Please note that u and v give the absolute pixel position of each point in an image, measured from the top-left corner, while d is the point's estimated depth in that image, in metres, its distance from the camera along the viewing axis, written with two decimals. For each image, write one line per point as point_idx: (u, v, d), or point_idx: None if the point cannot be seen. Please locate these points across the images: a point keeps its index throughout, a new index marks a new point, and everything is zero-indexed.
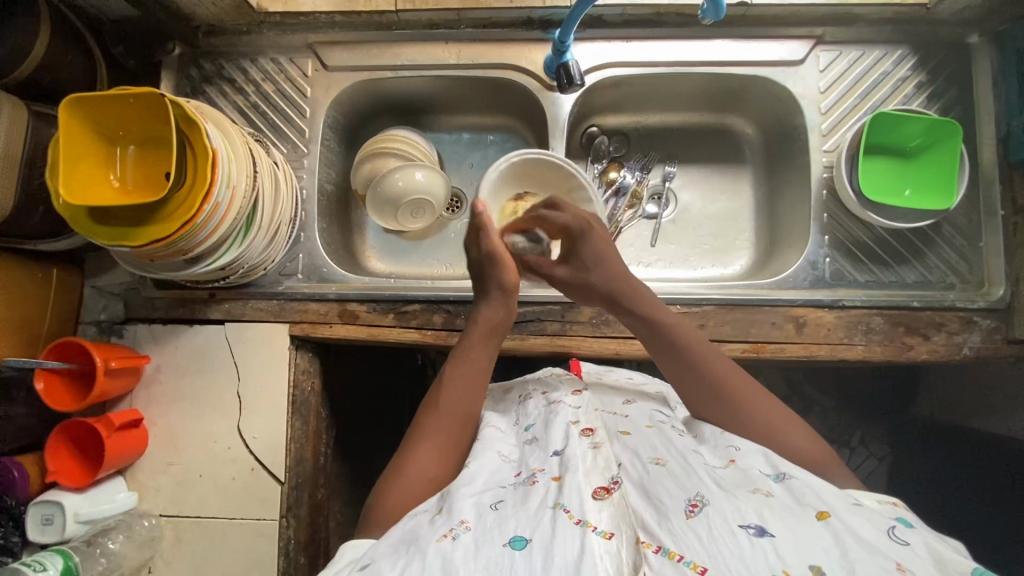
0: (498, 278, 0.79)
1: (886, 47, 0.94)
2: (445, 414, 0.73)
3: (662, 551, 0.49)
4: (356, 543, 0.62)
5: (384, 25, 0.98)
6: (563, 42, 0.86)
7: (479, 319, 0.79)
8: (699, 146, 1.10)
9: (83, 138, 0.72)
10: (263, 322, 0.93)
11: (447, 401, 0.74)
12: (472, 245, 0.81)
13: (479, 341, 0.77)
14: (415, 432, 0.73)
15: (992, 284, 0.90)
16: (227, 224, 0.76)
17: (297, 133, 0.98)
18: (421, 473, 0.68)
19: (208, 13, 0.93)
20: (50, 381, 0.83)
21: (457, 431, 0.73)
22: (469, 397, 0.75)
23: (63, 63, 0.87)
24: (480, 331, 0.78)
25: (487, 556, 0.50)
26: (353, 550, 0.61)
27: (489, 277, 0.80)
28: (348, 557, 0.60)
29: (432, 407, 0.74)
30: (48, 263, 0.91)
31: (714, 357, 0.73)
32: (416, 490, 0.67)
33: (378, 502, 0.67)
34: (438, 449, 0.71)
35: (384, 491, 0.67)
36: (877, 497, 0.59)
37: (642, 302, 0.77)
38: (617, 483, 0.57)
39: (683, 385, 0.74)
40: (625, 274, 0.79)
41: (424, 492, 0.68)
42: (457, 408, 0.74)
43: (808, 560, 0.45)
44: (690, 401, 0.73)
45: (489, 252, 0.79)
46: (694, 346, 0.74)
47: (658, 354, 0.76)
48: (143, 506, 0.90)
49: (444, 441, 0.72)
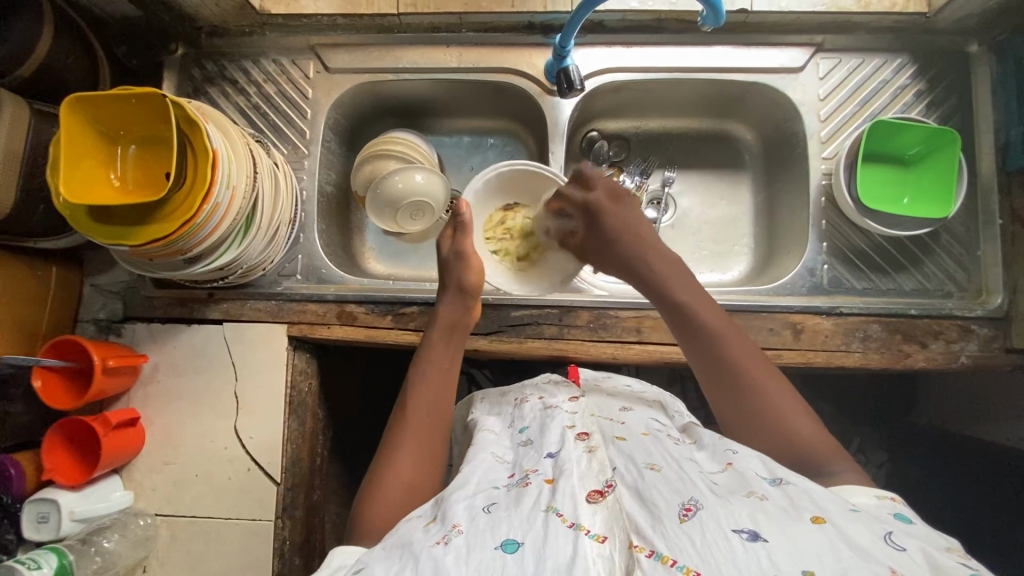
0: (458, 278, 0.81)
1: (886, 55, 0.95)
2: (417, 417, 0.73)
3: (655, 555, 0.48)
4: (342, 552, 0.61)
5: (387, 28, 0.98)
6: (563, 47, 0.87)
7: (440, 317, 0.81)
8: (699, 152, 1.10)
9: (85, 138, 0.72)
10: (261, 323, 0.93)
11: (419, 404, 0.74)
12: (444, 240, 0.85)
13: (440, 337, 0.79)
14: (391, 439, 0.72)
15: (990, 293, 0.90)
16: (225, 224, 0.77)
17: (298, 135, 0.98)
18: (400, 480, 0.68)
19: (211, 14, 0.93)
20: (47, 378, 0.84)
21: (430, 433, 0.73)
22: (439, 398, 0.75)
23: (66, 62, 0.87)
24: (439, 331, 0.80)
25: (478, 559, 0.50)
26: (344, 555, 0.61)
27: (450, 275, 0.82)
28: (337, 562, 0.60)
29: (403, 413, 0.74)
30: (49, 261, 0.91)
31: (729, 331, 0.73)
32: (397, 497, 0.67)
33: (360, 516, 0.66)
34: (416, 455, 0.71)
35: (364, 504, 0.67)
36: (875, 493, 0.59)
37: (656, 271, 0.79)
38: (611, 487, 0.57)
39: (697, 358, 0.74)
40: (648, 251, 0.81)
41: (405, 497, 0.67)
42: (428, 410, 0.74)
43: (801, 564, 0.45)
44: (702, 373, 0.73)
45: (457, 252, 0.82)
46: (711, 315, 0.74)
47: (672, 325, 0.77)
48: (139, 505, 0.90)
49: (421, 445, 0.72)
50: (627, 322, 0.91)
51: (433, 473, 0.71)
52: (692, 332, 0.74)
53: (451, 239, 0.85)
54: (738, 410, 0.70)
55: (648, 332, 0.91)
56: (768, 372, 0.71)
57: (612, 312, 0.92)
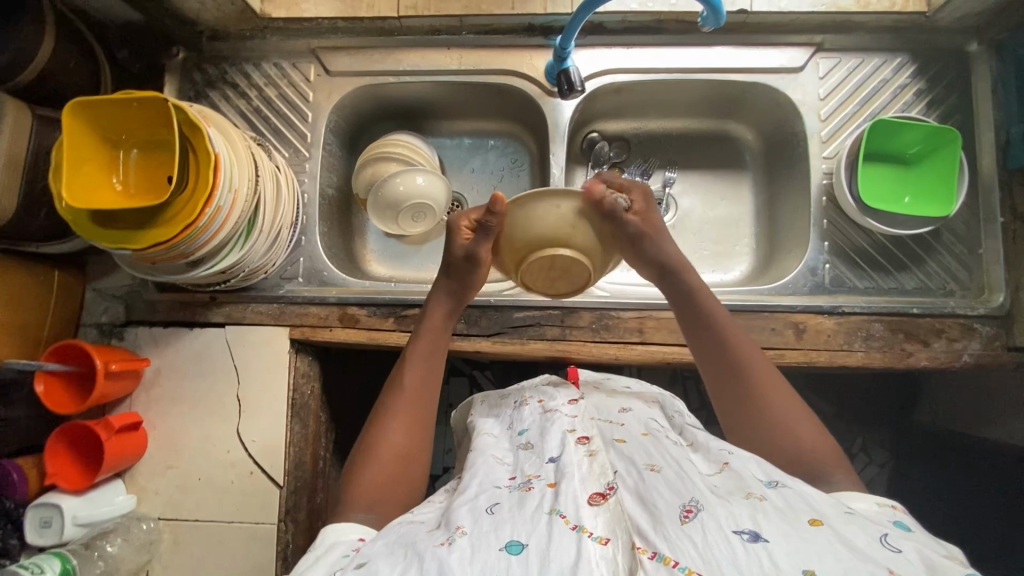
0: (468, 279, 0.78)
1: (885, 55, 0.95)
2: (410, 393, 0.73)
3: (657, 557, 0.48)
4: (337, 527, 0.62)
5: (387, 31, 0.98)
6: (564, 48, 0.87)
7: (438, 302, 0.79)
8: (701, 152, 1.10)
9: (87, 141, 0.72)
10: (264, 325, 0.93)
11: (413, 383, 0.74)
12: (461, 236, 0.76)
13: (438, 324, 0.78)
14: (382, 409, 0.73)
15: (992, 290, 0.90)
16: (227, 228, 0.77)
17: (299, 138, 0.99)
18: (392, 452, 0.69)
19: (213, 19, 0.94)
20: (50, 384, 0.84)
21: (422, 410, 0.73)
22: (434, 374, 0.76)
23: (68, 67, 0.87)
24: (438, 316, 0.78)
25: (482, 560, 0.50)
26: (336, 532, 0.61)
27: (458, 276, 0.78)
28: (331, 538, 0.60)
29: (398, 386, 0.74)
30: (51, 265, 0.91)
31: (741, 337, 0.74)
32: (388, 471, 0.68)
33: (351, 487, 0.67)
34: (410, 430, 0.71)
35: (355, 477, 0.68)
36: (874, 500, 0.59)
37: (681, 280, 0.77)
38: (613, 489, 0.57)
39: (711, 372, 0.74)
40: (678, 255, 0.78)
41: (397, 470, 0.69)
42: (421, 388, 0.74)
43: (801, 564, 0.45)
44: (716, 392, 0.74)
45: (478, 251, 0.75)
46: (721, 319, 0.75)
47: (694, 328, 0.76)
48: (142, 509, 0.90)
49: (415, 421, 0.72)
50: (629, 323, 0.91)
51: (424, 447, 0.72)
52: (702, 334, 0.75)
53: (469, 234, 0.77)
54: (730, 402, 0.72)
55: (650, 333, 0.91)
56: (751, 372, 0.71)
57: (614, 313, 0.92)
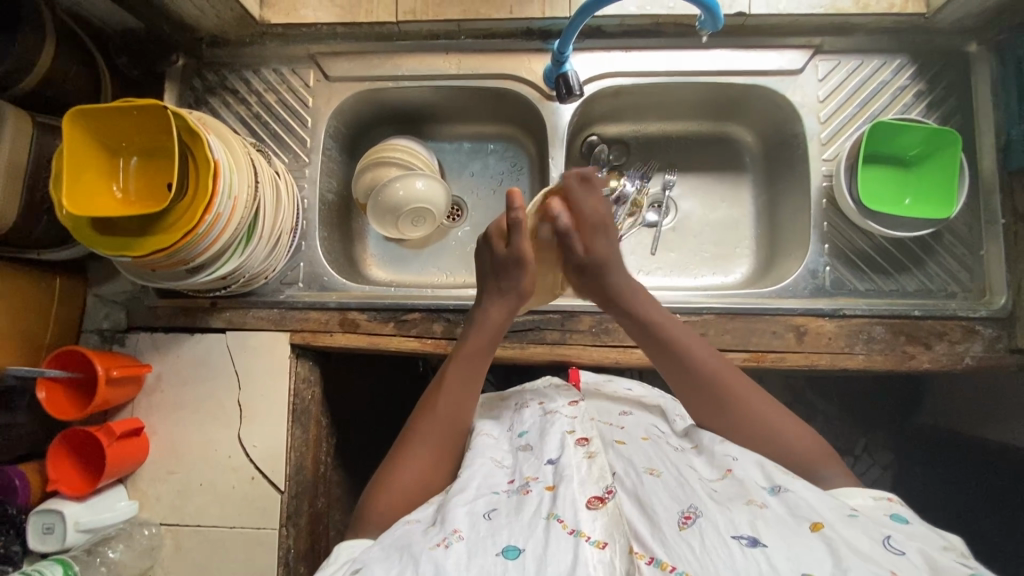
0: (516, 284, 0.78)
1: (884, 57, 0.95)
2: (444, 416, 0.74)
3: (655, 562, 0.49)
4: (350, 544, 0.63)
5: (385, 36, 0.98)
6: (562, 53, 0.87)
7: (488, 319, 0.78)
8: (699, 154, 1.10)
9: (87, 151, 0.72)
10: (264, 330, 0.93)
11: (448, 406, 0.74)
12: (495, 240, 0.78)
13: (481, 342, 0.77)
14: (414, 430, 0.74)
15: (993, 293, 0.89)
16: (227, 234, 0.77)
17: (298, 143, 0.99)
18: (415, 474, 0.70)
19: (212, 25, 0.94)
20: (51, 390, 0.84)
21: (452, 433, 0.73)
22: (468, 400, 0.75)
23: (68, 75, 0.88)
24: (482, 334, 0.78)
25: (479, 564, 0.50)
26: (348, 551, 0.62)
27: (509, 280, 0.78)
28: (342, 557, 0.61)
29: (429, 409, 0.74)
30: (52, 272, 0.92)
31: (705, 351, 0.74)
32: (410, 492, 0.68)
33: (368, 504, 0.68)
34: (435, 453, 0.72)
35: (377, 493, 0.69)
36: (870, 493, 0.60)
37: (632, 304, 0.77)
38: (612, 493, 0.56)
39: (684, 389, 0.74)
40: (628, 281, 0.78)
41: (420, 493, 0.69)
42: (454, 413, 0.74)
43: (800, 568, 0.45)
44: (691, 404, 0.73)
45: (518, 256, 0.76)
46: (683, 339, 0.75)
47: (648, 347, 0.76)
48: (144, 515, 0.90)
49: (442, 447, 0.72)
50: None
51: (450, 474, 0.71)
52: (660, 349, 0.75)
53: (503, 237, 0.78)
54: (709, 411, 0.71)
55: None
56: (745, 380, 0.72)
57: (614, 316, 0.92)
